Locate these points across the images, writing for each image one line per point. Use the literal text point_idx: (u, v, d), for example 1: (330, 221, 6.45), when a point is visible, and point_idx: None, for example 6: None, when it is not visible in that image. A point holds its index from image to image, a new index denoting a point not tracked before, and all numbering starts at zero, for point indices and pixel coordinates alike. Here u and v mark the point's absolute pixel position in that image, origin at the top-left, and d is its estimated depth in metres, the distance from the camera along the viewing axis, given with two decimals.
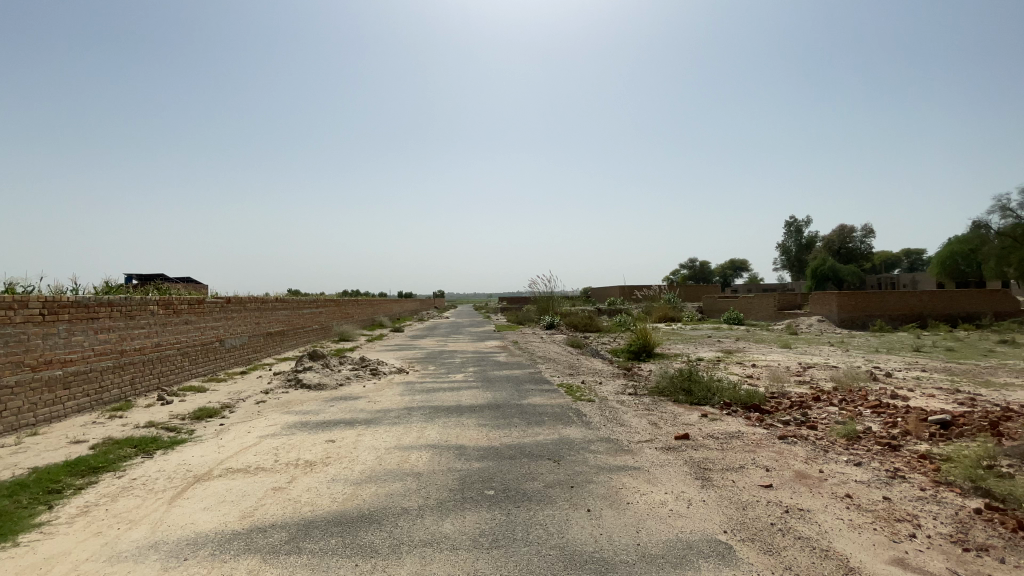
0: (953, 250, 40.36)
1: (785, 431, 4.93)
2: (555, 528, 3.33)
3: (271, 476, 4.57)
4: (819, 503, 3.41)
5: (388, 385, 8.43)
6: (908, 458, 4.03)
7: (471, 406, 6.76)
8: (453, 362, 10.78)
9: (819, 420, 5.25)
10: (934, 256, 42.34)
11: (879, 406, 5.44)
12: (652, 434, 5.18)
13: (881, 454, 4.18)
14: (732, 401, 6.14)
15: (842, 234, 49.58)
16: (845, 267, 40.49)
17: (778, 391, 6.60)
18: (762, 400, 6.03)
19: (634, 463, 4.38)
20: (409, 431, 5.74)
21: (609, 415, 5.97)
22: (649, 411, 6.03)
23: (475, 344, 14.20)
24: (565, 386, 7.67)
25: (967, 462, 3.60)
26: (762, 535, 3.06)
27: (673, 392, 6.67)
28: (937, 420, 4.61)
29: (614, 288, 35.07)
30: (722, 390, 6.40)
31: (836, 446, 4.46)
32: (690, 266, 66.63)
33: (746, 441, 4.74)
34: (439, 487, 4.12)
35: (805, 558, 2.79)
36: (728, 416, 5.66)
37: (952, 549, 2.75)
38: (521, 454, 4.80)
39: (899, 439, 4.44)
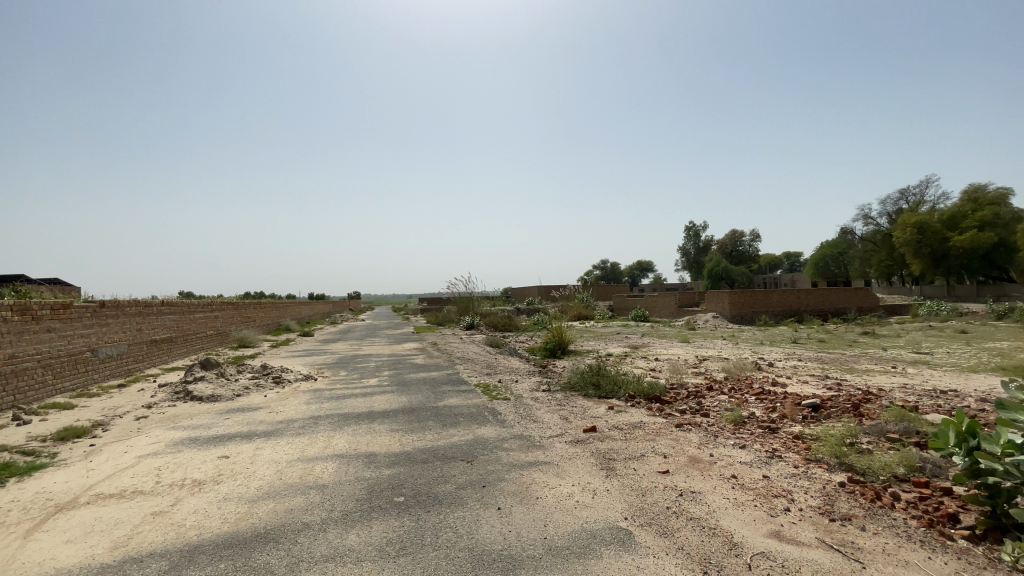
0: (825, 254, 45.96)
1: (682, 420, 5.28)
2: (465, 529, 3.28)
3: (149, 500, 4.07)
4: (709, 485, 3.68)
5: (293, 393, 7.90)
6: (784, 439, 4.47)
7: (383, 411, 6.52)
8: (366, 366, 10.37)
9: (711, 408, 5.68)
10: (810, 259, 47.93)
11: (762, 394, 6.00)
12: (562, 428, 5.31)
13: (762, 437, 4.60)
14: (636, 393, 6.48)
15: (735, 239, 54.63)
16: (738, 269, 44.58)
17: (677, 382, 7.08)
18: (662, 391, 6.44)
19: (545, 458, 4.46)
20: (315, 441, 5.42)
21: (523, 413, 6.04)
22: (560, 407, 6.18)
23: (391, 348, 13.78)
24: (481, 386, 7.65)
25: (832, 441, 4.06)
26: (659, 519, 3.24)
27: (584, 387, 6.90)
28: (809, 404, 5.17)
29: (532, 287, 35.85)
30: (628, 383, 6.73)
31: (725, 431, 4.85)
32: (604, 268, 69.80)
33: (648, 430, 5.02)
34: (345, 498, 3.91)
35: (696, 537, 2.98)
36: (633, 407, 5.96)
37: (819, 520, 3.07)
38: (433, 457, 4.70)
39: (778, 422, 4.93)
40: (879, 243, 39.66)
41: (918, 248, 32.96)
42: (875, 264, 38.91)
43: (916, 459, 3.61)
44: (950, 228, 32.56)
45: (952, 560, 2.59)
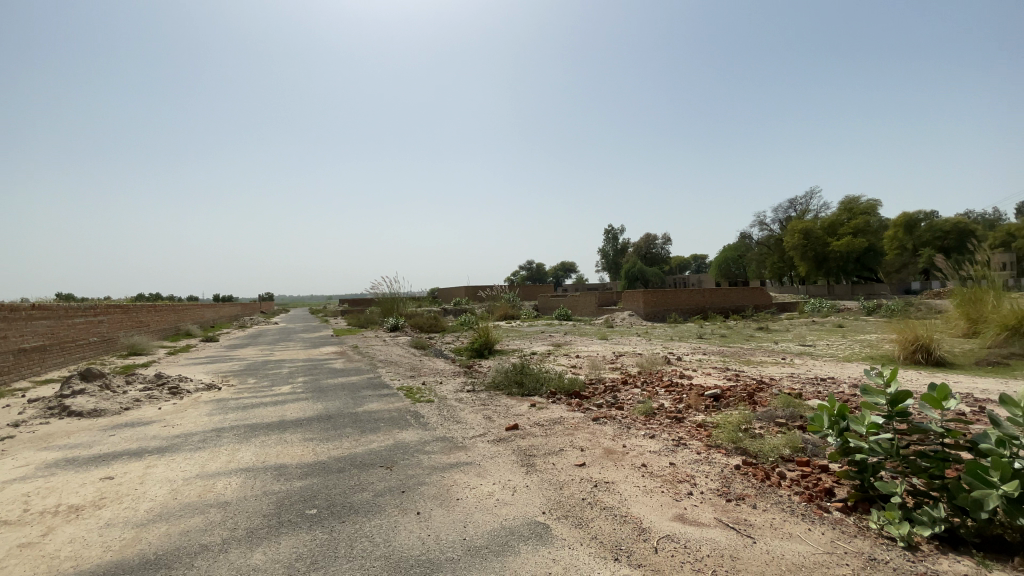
0: (727, 256, 50.13)
1: (599, 414, 5.50)
2: (382, 537, 3.18)
3: (12, 531, 3.53)
4: (622, 474, 3.86)
5: (193, 404, 7.23)
6: (689, 428, 4.80)
7: (296, 419, 6.16)
8: (279, 372, 9.75)
9: (626, 401, 5.97)
10: (715, 261, 52.03)
11: (671, 386, 6.41)
12: (485, 428, 5.33)
13: (670, 426, 4.91)
14: (558, 390, 6.65)
15: (649, 242, 57.96)
16: (653, 270, 47.33)
17: (596, 378, 7.37)
18: (582, 387, 6.67)
19: (466, 459, 4.45)
20: (218, 455, 4.99)
21: (446, 414, 5.99)
22: (484, 406, 6.20)
23: (307, 352, 13.07)
24: (403, 389, 7.48)
25: (730, 427, 4.42)
26: (574, 511, 3.34)
27: (507, 386, 6.98)
28: (711, 394, 5.60)
29: (458, 287, 35.73)
30: (550, 380, 6.90)
31: (637, 422, 5.12)
32: (529, 269, 70.97)
33: (567, 425, 5.17)
34: (250, 515, 3.64)
35: (608, 526, 3.11)
36: (554, 403, 6.11)
37: (718, 501, 3.33)
38: (350, 465, 4.51)
39: (684, 412, 5.28)
40: (772, 247, 43.94)
41: (803, 252, 37.08)
42: (769, 265, 43.08)
43: (799, 440, 4.03)
44: (829, 235, 36.62)
45: (828, 530, 2.91)
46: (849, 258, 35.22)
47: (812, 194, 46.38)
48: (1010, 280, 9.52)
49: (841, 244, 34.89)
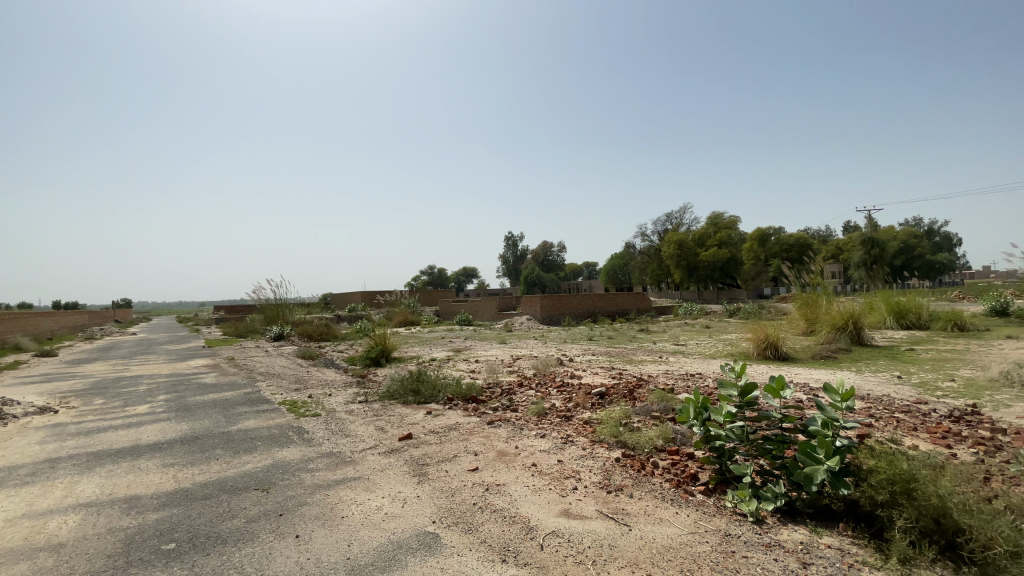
0: (615, 263, 53.91)
1: (493, 417, 5.57)
2: (254, 566, 2.91)
3: None
4: (512, 476, 3.94)
5: (17, 433, 6.03)
6: (576, 425, 5.06)
7: (157, 443, 5.42)
8: (134, 390, 8.51)
9: (520, 403, 6.13)
10: (605, 268, 55.64)
11: (562, 386, 6.70)
12: (376, 439, 5.13)
13: (560, 425, 5.13)
14: (454, 395, 6.62)
15: (547, 249, 60.31)
16: (550, 276, 49.29)
17: (492, 382, 7.45)
18: (478, 392, 6.70)
19: (354, 474, 4.24)
20: (49, 490, 4.21)
21: (334, 428, 5.66)
22: (377, 417, 5.96)
23: (172, 366, 11.59)
24: (287, 403, 6.93)
25: (612, 423, 4.73)
26: (464, 517, 3.33)
27: (402, 394, 6.79)
28: (597, 393, 5.96)
29: (354, 293, 34.14)
30: (446, 387, 6.84)
31: (530, 423, 5.27)
32: (429, 273, 70.02)
33: (461, 431, 5.16)
34: (89, 557, 3.11)
35: (497, 528, 3.15)
36: (449, 409, 6.07)
37: (600, 493, 3.54)
38: (220, 491, 4.07)
39: (573, 411, 5.55)
40: (653, 256, 48.14)
41: (678, 261, 41.15)
42: (651, 272, 47.12)
43: (670, 431, 4.43)
44: (699, 245, 41.06)
45: (692, 512, 3.22)
46: (715, 267, 39.84)
47: (686, 208, 51.73)
48: (836, 286, 11.37)
49: (708, 254, 39.41)
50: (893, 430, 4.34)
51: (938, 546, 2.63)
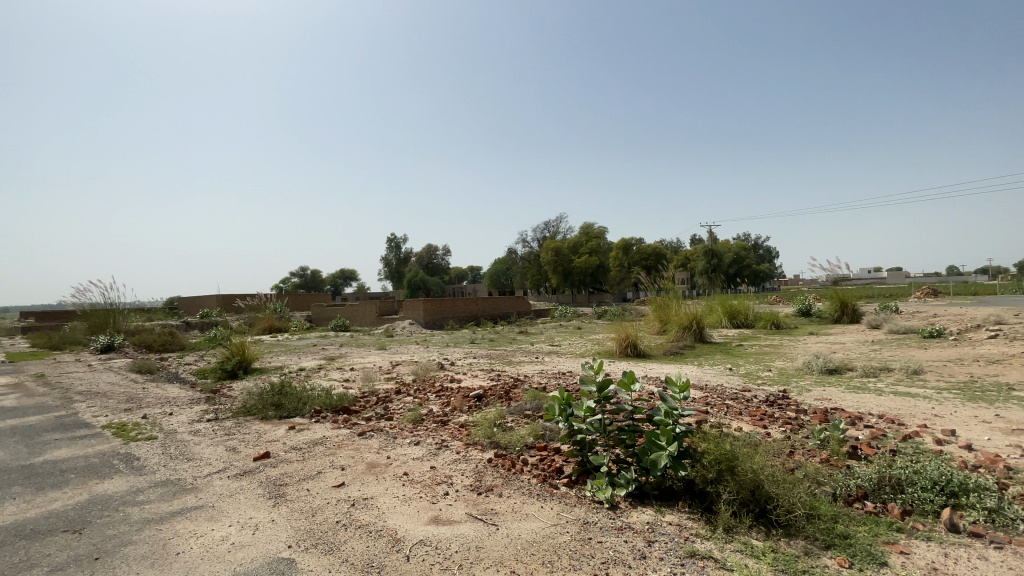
0: (497, 267, 55.18)
1: (365, 427, 5.32)
2: None
3: None
4: (381, 488, 3.79)
5: None
6: (452, 429, 5.04)
7: None
8: None
9: (395, 411, 5.94)
10: (488, 272, 56.69)
11: (440, 391, 6.65)
12: (227, 462, 4.59)
13: (435, 430, 5.07)
14: (323, 407, 6.19)
15: (430, 252, 59.77)
16: (433, 280, 48.77)
17: (367, 390, 7.12)
18: (350, 402, 6.36)
19: (197, 502, 3.74)
20: None
21: (174, 452, 4.94)
22: (229, 437, 5.33)
23: None
24: (114, 426, 5.90)
25: (487, 424, 4.80)
26: (325, 537, 3.12)
27: (261, 409, 6.18)
28: (475, 395, 6.01)
29: (209, 296, 30.30)
30: (314, 398, 6.38)
31: (404, 431, 5.13)
32: (301, 275, 64.88)
33: (329, 445, 4.84)
34: None
35: (360, 545, 3.00)
36: (316, 423, 5.67)
37: (470, 496, 3.56)
38: (11, 538, 3.30)
39: (449, 415, 5.52)
40: (533, 261, 50.28)
41: (555, 266, 43.45)
42: (531, 277, 49.12)
43: (540, 428, 4.63)
44: (573, 252, 43.87)
45: (556, 504, 3.38)
46: (588, 272, 42.90)
47: (561, 218, 55.01)
48: (685, 291, 12.91)
49: (582, 261, 42.39)
50: (724, 415, 5.03)
51: (754, 514, 3.06)
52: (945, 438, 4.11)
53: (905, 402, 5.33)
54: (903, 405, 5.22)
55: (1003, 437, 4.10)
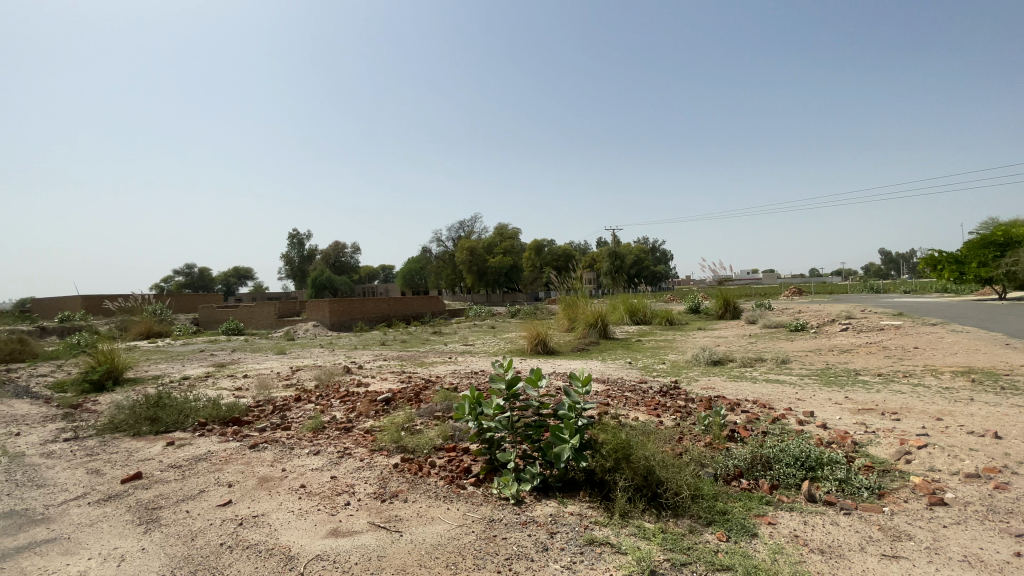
0: (410, 266, 53.95)
1: (258, 439, 4.91)
2: None
3: None
4: (274, 503, 3.51)
5: None
6: (356, 436, 4.82)
7: None
8: None
9: (293, 420, 5.55)
10: (400, 271, 55.26)
11: (344, 396, 6.33)
12: (88, 486, 3.99)
13: (337, 438, 4.81)
14: (209, 419, 5.61)
15: (337, 250, 56.94)
16: (340, 279, 46.50)
17: (262, 399, 6.58)
18: (242, 412, 5.83)
19: (45, 536, 3.20)
20: None
21: (16, 479, 4.19)
22: (90, 458, 4.65)
23: None
24: None
25: (393, 429, 4.64)
26: (207, 562, 2.82)
27: (133, 424, 5.46)
28: (382, 399, 5.80)
29: (68, 297, 26.23)
30: (199, 409, 5.76)
31: (303, 441, 4.81)
32: (187, 273, 58.52)
33: (215, 460, 4.39)
34: None
35: (249, 567, 2.75)
36: (201, 437, 5.12)
37: (373, 504, 3.41)
38: None
39: (354, 421, 5.27)
40: (447, 261, 49.86)
41: (469, 266, 43.37)
42: (445, 276, 48.72)
43: (448, 429, 4.58)
44: (487, 252, 44.13)
45: (462, 504, 3.35)
46: (501, 272, 43.45)
47: (475, 218, 55.04)
48: (592, 291, 13.53)
49: (496, 261, 42.94)
50: (624, 406, 5.34)
51: (646, 498, 3.27)
52: (805, 419, 4.71)
53: (776, 388, 6.02)
54: (774, 391, 5.89)
55: (849, 415, 4.79)
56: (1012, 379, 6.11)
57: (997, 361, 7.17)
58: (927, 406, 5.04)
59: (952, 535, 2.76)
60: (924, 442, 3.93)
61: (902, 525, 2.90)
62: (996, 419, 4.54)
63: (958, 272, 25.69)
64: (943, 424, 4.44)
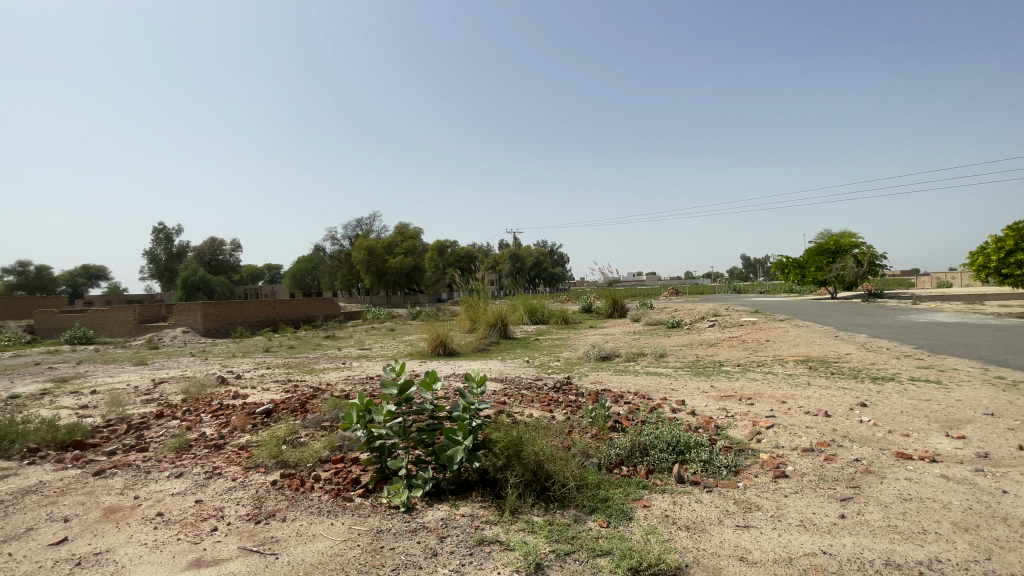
0: (301, 266, 50.53)
1: (106, 464, 4.24)
2: None
3: None
4: (124, 536, 3.05)
5: None
6: (228, 454, 4.36)
7: None
8: None
9: (153, 440, 4.88)
10: (289, 272, 51.45)
11: (218, 410, 5.71)
12: None
13: (206, 457, 4.32)
14: (42, 444, 4.73)
15: (213, 248, 51.62)
16: (217, 279, 42.04)
17: (115, 417, 5.71)
18: (88, 434, 5.01)
19: None
20: None
21: None
22: None
23: None
24: None
25: (272, 443, 4.27)
26: None
27: None
28: (261, 411, 5.33)
29: None
30: (28, 433, 4.83)
31: (163, 463, 4.25)
32: (17, 272, 49.03)
33: (47, 492, 3.70)
34: None
35: None
36: (28, 466, 4.30)
37: (245, 528, 3.11)
38: None
39: (227, 437, 4.78)
40: (343, 260, 47.41)
41: (367, 266, 41.60)
42: (340, 277, 46.34)
43: (336, 439, 4.33)
44: (387, 253, 42.70)
45: (347, 518, 3.17)
46: (401, 273, 42.32)
47: (374, 214, 52.75)
48: (493, 291, 13.71)
49: (396, 262, 41.45)
50: (519, 404, 5.48)
51: (535, 492, 3.36)
52: (678, 407, 5.19)
53: (655, 381, 6.56)
54: (654, 383, 6.40)
55: (714, 402, 5.37)
56: (838, 365, 7.29)
57: (828, 350, 8.51)
58: (775, 391, 5.82)
59: (791, 503, 3.21)
60: (772, 423, 4.53)
61: (753, 497, 3.31)
62: (826, 399, 5.38)
63: (800, 275, 30.13)
64: (787, 406, 5.16)
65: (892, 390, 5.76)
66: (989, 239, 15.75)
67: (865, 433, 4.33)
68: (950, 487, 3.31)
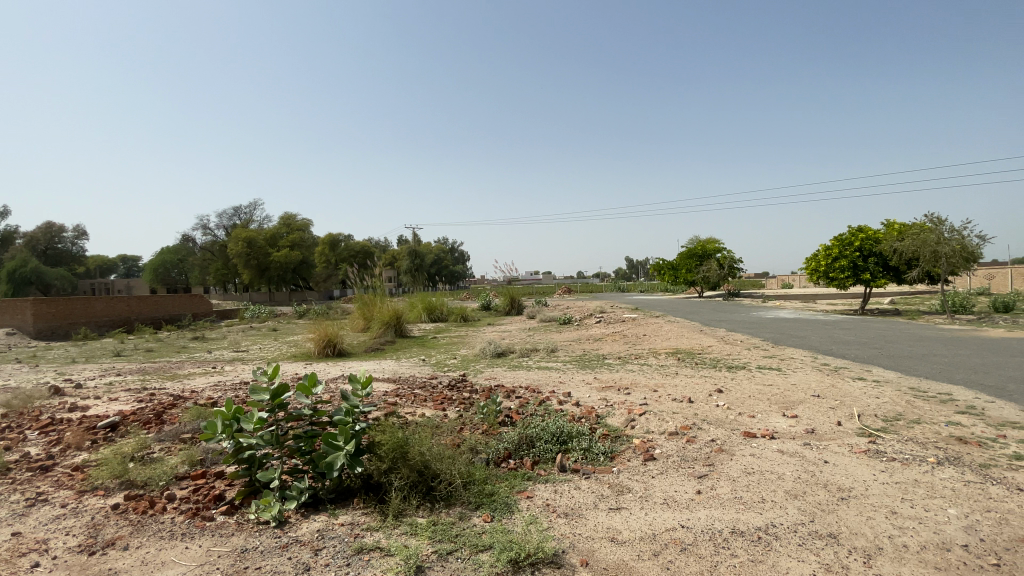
0: (164, 258, 44.61)
1: None
2: None
3: None
4: None
5: None
6: (57, 477, 3.70)
7: None
8: None
9: None
10: (149, 264, 45.14)
11: (48, 426, 4.83)
12: None
13: (27, 481, 3.62)
14: None
15: (49, 234, 43.62)
16: (54, 272, 35.56)
17: None
18: None
19: None
20: None
21: None
22: None
23: None
24: None
25: (116, 461, 3.71)
26: None
27: None
28: (105, 425, 4.61)
29: None
30: None
31: None
32: None
33: None
34: None
35: None
36: None
37: (76, 561, 2.66)
38: None
39: (57, 457, 4.05)
40: (218, 253, 42.75)
41: (246, 260, 37.94)
42: (214, 271, 41.68)
43: (196, 453, 3.89)
44: (271, 245, 39.34)
45: (205, 540, 2.85)
46: (288, 270, 39.18)
47: (255, 205, 48.73)
48: (390, 288, 13.26)
49: (282, 255, 38.30)
50: (410, 404, 5.36)
51: (420, 493, 3.31)
52: (564, 399, 5.45)
53: (545, 374, 6.83)
54: (544, 377, 6.66)
55: (597, 393, 5.73)
56: (701, 356, 8.19)
57: (695, 343, 9.52)
58: (649, 380, 6.37)
59: (657, 483, 3.52)
60: (645, 410, 4.95)
61: (625, 480, 3.58)
62: (690, 387, 6.01)
63: (675, 276, 33.26)
64: (658, 394, 5.66)
65: (743, 377, 6.61)
66: (821, 246, 18.72)
67: (721, 416, 4.90)
68: (784, 460, 3.87)
